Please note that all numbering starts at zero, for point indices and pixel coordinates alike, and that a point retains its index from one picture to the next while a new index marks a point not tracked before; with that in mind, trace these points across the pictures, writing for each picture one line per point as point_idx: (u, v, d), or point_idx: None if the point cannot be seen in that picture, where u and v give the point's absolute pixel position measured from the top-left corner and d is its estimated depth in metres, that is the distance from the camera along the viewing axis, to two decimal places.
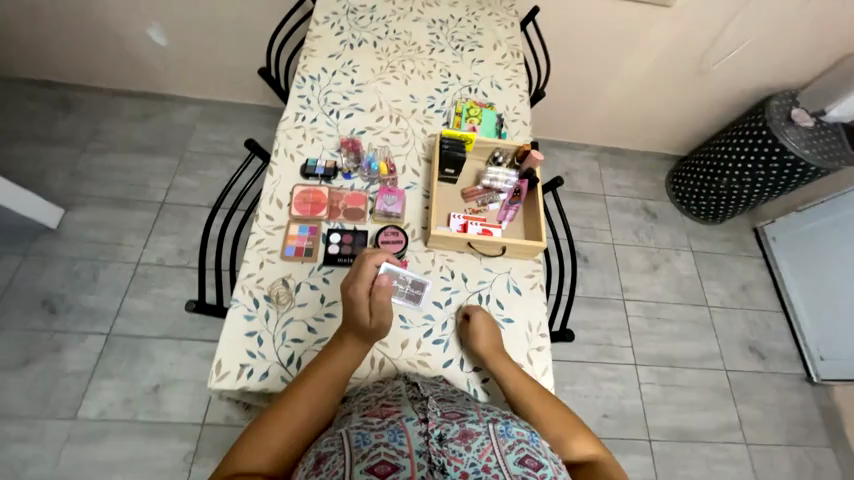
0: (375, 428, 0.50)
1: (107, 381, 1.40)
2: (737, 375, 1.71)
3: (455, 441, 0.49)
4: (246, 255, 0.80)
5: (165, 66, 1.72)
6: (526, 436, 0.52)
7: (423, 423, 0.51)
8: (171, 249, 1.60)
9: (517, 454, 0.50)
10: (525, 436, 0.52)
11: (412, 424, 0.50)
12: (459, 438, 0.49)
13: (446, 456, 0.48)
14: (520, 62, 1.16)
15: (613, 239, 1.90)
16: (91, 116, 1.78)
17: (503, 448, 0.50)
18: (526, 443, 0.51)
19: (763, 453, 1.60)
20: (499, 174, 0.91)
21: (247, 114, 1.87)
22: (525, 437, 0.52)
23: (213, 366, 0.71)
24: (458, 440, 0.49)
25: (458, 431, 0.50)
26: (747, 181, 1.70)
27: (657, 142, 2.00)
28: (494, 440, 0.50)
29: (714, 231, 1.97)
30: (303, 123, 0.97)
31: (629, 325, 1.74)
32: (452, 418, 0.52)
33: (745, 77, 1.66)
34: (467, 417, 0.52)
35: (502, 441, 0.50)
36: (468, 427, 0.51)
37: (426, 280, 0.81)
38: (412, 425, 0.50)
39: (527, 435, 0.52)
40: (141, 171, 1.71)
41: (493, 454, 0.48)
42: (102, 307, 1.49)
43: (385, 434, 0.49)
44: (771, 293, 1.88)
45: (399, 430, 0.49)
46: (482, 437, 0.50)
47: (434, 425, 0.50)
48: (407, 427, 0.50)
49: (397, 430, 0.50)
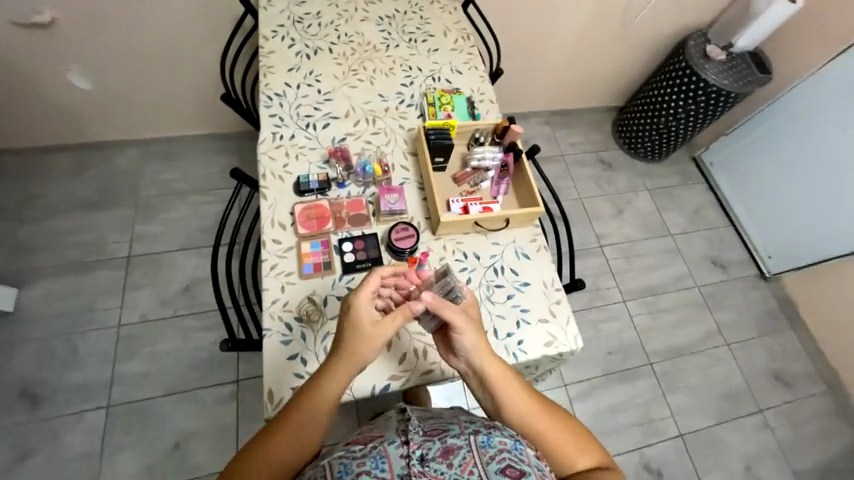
0: (358, 457, 0.53)
1: (120, 453, 1.32)
2: (707, 288, 1.93)
3: (437, 460, 0.53)
4: (265, 283, 0.81)
5: (95, 111, 1.58)
6: (508, 445, 0.56)
7: (405, 445, 0.55)
8: (152, 301, 1.51)
9: (498, 464, 0.53)
10: (507, 445, 0.56)
11: (395, 447, 0.54)
12: (440, 457, 0.54)
13: (429, 476, 0.52)
14: (472, 45, 1.21)
15: (579, 193, 2.04)
16: (20, 181, 1.61)
17: (484, 459, 0.54)
18: (508, 452, 0.55)
19: (742, 348, 1.83)
20: (485, 153, 0.96)
21: (197, 146, 1.77)
22: (507, 447, 0.55)
23: (265, 397, 0.72)
24: (440, 458, 0.53)
25: (440, 448, 0.54)
26: (682, 117, 1.88)
27: (598, 96, 2.15)
28: (475, 452, 0.54)
29: (662, 167, 2.17)
30: (282, 141, 0.96)
31: (611, 268, 1.90)
32: (433, 436, 0.56)
33: (662, 24, 1.84)
34: (449, 433, 0.57)
35: (483, 452, 0.54)
36: (449, 443, 0.55)
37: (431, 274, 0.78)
38: (394, 449, 0.54)
39: (509, 443, 0.56)
40: (96, 229, 1.59)
41: (474, 467, 0.53)
42: (92, 379, 1.39)
43: (367, 461, 0.52)
44: (719, 211, 2.12)
45: (381, 456, 0.53)
46: (464, 450, 0.54)
47: (415, 446, 0.55)
48: (389, 451, 0.54)
49: (380, 456, 0.53)
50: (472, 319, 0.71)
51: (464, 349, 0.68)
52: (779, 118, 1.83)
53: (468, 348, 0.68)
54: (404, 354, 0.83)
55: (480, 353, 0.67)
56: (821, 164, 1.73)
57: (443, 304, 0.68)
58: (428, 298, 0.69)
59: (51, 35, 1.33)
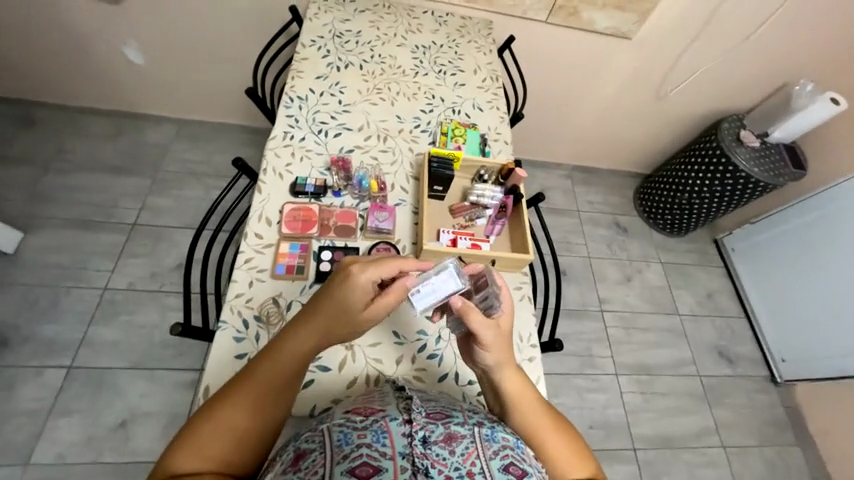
0: (358, 428, 0.48)
1: (66, 418, 1.28)
2: (709, 380, 1.80)
3: (439, 444, 0.47)
4: (235, 275, 0.79)
5: (140, 85, 1.68)
6: (511, 442, 0.50)
7: (407, 423, 0.49)
8: (142, 272, 1.52)
9: (501, 460, 0.47)
10: (510, 442, 0.50)
11: (397, 424, 0.48)
12: (444, 442, 0.47)
13: (430, 460, 0.45)
14: (499, 86, 1.23)
15: (589, 252, 1.98)
16: (57, 135, 1.70)
17: (487, 453, 0.48)
18: (512, 449, 0.49)
19: (739, 455, 1.67)
20: (486, 190, 0.95)
21: (225, 133, 1.85)
22: (510, 444, 0.50)
23: (200, 392, 0.68)
24: (443, 443, 0.47)
25: (443, 433, 0.48)
26: (706, 196, 1.83)
27: (623, 160, 2.14)
28: (479, 445, 0.48)
29: (679, 243, 2.10)
30: (291, 141, 0.98)
31: (608, 336, 1.80)
32: (437, 419, 0.50)
33: (696, 103, 1.84)
34: (452, 419, 0.51)
35: (486, 446, 0.48)
36: (453, 429, 0.49)
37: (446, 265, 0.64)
38: (396, 426, 0.48)
39: (512, 441, 0.51)
40: (111, 192, 1.64)
41: (477, 459, 0.47)
42: (63, 337, 1.38)
43: (368, 433, 0.47)
44: (734, 300, 2.02)
45: (382, 431, 0.47)
46: (467, 440, 0.48)
47: (418, 427, 0.48)
48: (391, 427, 0.48)
49: (381, 431, 0.47)
50: (502, 332, 0.62)
51: (485, 359, 0.61)
52: (801, 220, 1.77)
53: (489, 361, 0.61)
54: (354, 378, 0.74)
55: (501, 368, 0.61)
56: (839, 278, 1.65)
57: (470, 314, 0.60)
58: (458, 303, 0.61)
59: (118, 10, 1.44)
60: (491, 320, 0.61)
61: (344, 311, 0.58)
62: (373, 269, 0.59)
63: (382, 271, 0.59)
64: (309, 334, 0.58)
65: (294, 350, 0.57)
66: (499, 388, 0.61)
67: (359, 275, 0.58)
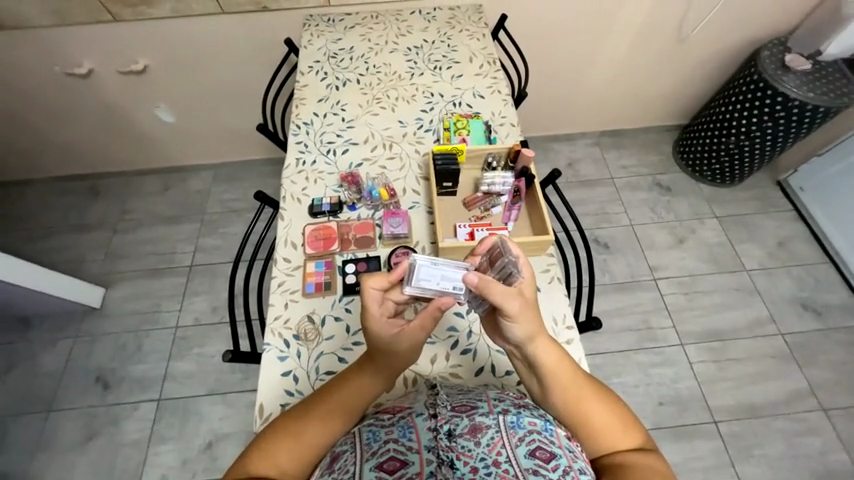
0: (386, 425, 0.51)
1: (163, 444, 1.44)
2: (795, 337, 1.61)
3: (464, 437, 0.48)
4: (271, 299, 0.85)
5: (176, 140, 1.86)
6: (538, 427, 0.51)
7: (433, 418, 0.50)
8: (204, 307, 1.68)
9: (527, 446, 0.48)
10: (537, 426, 0.51)
11: (422, 419, 0.50)
12: (469, 434, 0.48)
13: (455, 452, 0.46)
14: (498, 69, 1.20)
15: (630, 220, 1.86)
16: (118, 198, 1.93)
17: (513, 440, 0.48)
18: (539, 433, 0.50)
19: (845, 417, 1.47)
20: (496, 177, 0.92)
21: (255, 169, 1.98)
22: (537, 428, 0.51)
23: (256, 410, 0.74)
24: (468, 435, 0.48)
25: (468, 425, 0.49)
26: (757, 136, 1.64)
27: (654, 115, 1.98)
28: (504, 433, 0.49)
29: (734, 192, 1.91)
30: (304, 166, 1.03)
31: (666, 304, 1.68)
32: (462, 411, 0.51)
33: (729, 35, 1.65)
34: (477, 410, 0.51)
35: (511, 433, 0.49)
36: (478, 420, 0.49)
37: (413, 261, 0.62)
38: (421, 420, 0.50)
39: (540, 425, 0.51)
40: (168, 240, 1.83)
41: (503, 448, 0.47)
42: (150, 374, 1.56)
43: (395, 429, 0.49)
44: (812, 244, 1.78)
45: (408, 426, 0.49)
46: (492, 430, 0.49)
47: (443, 420, 0.49)
48: (417, 422, 0.49)
49: (407, 426, 0.49)
50: (528, 303, 0.59)
51: (512, 330, 0.60)
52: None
53: (519, 335, 0.59)
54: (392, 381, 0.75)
55: (533, 341, 0.59)
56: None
57: (490, 288, 0.58)
58: (474, 279, 0.58)
59: (145, 78, 1.60)
60: (513, 289, 0.59)
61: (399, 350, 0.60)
62: (369, 304, 0.60)
63: (372, 305, 0.60)
64: (375, 372, 0.61)
65: (357, 379, 0.61)
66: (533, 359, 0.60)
67: (370, 313, 0.60)
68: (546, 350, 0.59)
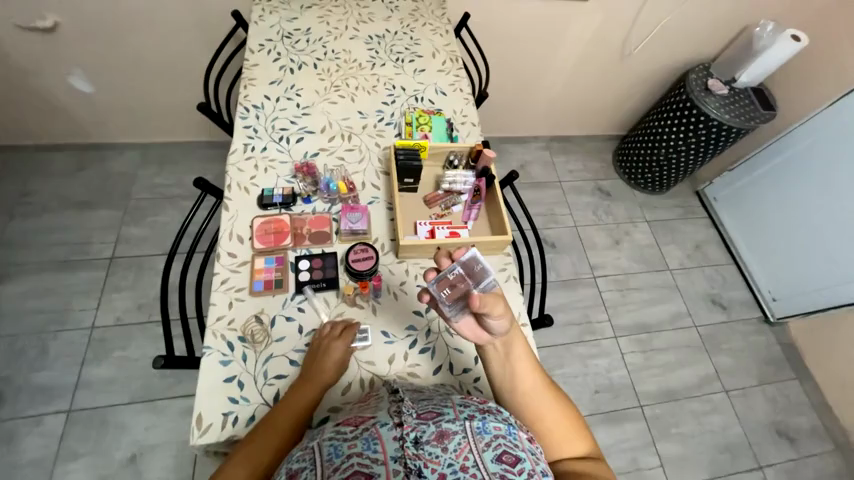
0: (348, 438, 0.47)
1: (73, 462, 1.26)
2: (706, 329, 1.83)
3: (431, 443, 0.47)
4: (212, 298, 0.77)
5: (96, 114, 1.62)
6: (503, 430, 0.50)
7: (398, 427, 0.48)
8: (128, 305, 1.49)
9: (494, 451, 0.48)
10: (502, 430, 0.50)
11: (387, 429, 0.48)
12: (435, 440, 0.47)
13: (422, 460, 0.46)
14: (460, 67, 1.20)
15: (575, 221, 1.99)
16: (16, 178, 1.63)
17: (480, 445, 0.48)
18: (503, 438, 0.50)
19: (741, 396, 1.72)
20: (457, 176, 0.93)
21: (192, 152, 1.79)
22: (503, 432, 0.50)
23: (193, 421, 0.67)
24: (434, 442, 0.47)
25: (434, 432, 0.48)
26: (683, 150, 1.83)
27: (598, 124, 2.13)
28: (471, 438, 0.48)
29: (662, 199, 2.11)
30: (253, 152, 0.95)
31: (603, 300, 1.82)
32: (428, 419, 0.50)
33: (662, 57, 1.82)
34: (443, 416, 0.50)
35: (479, 439, 0.48)
36: (444, 427, 0.49)
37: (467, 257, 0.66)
38: (386, 431, 0.48)
39: (505, 428, 0.51)
40: (83, 228, 1.59)
41: (470, 453, 0.47)
42: (57, 381, 1.35)
43: (358, 443, 0.47)
44: (721, 247, 2.04)
45: (373, 438, 0.47)
46: (459, 436, 0.48)
47: (409, 428, 0.48)
48: (382, 433, 0.47)
49: (371, 438, 0.47)
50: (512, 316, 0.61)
51: (499, 332, 0.60)
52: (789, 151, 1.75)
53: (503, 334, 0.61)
54: (349, 384, 0.73)
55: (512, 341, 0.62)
56: (834, 193, 1.62)
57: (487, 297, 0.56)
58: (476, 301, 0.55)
59: (54, 38, 1.37)
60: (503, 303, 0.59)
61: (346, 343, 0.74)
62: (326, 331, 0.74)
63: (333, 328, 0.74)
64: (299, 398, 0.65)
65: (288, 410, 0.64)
66: (507, 355, 0.62)
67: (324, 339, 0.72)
68: (523, 351, 0.63)
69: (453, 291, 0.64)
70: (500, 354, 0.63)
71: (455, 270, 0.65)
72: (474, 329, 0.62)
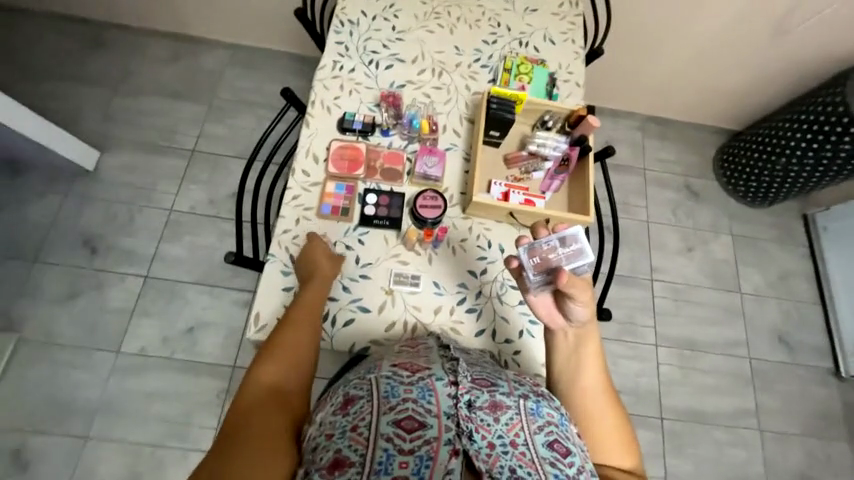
0: (405, 382, 0.51)
1: (145, 319, 1.47)
2: (761, 364, 1.68)
3: (484, 411, 0.49)
4: (282, 211, 0.80)
5: (197, 5, 1.65)
6: (556, 419, 0.52)
7: (453, 385, 0.51)
8: (201, 198, 1.61)
9: (546, 436, 0.49)
10: (554, 418, 0.52)
11: (442, 385, 0.51)
12: (488, 409, 0.50)
13: (474, 424, 0.48)
14: (578, 14, 1.04)
15: (649, 216, 1.81)
16: (122, 55, 1.74)
17: (532, 427, 0.50)
18: (555, 426, 0.51)
19: (776, 440, 1.60)
20: (548, 139, 0.85)
21: (275, 61, 1.79)
22: (554, 420, 0.52)
23: (251, 318, 0.73)
24: (487, 410, 0.49)
25: (488, 401, 0.50)
26: (809, 163, 1.54)
27: (712, 112, 1.83)
28: (523, 417, 0.50)
29: (759, 214, 1.85)
30: (340, 72, 0.92)
31: (654, 305, 1.71)
32: (482, 386, 0.52)
33: (828, 43, 1.47)
34: (498, 388, 0.52)
35: (531, 420, 0.50)
36: (498, 398, 0.51)
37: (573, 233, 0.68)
38: (441, 386, 0.51)
39: (557, 418, 0.52)
40: (172, 117, 1.70)
41: (521, 431, 0.49)
42: (139, 249, 1.54)
43: (414, 390, 0.50)
44: (812, 284, 1.79)
45: (428, 389, 0.50)
46: (512, 411, 0.50)
47: (464, 390, 0.51)
48: (437, 387, 0.51)
49: (426, 388, 0.50)
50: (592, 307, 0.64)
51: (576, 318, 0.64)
52: None
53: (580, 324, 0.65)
54: (394, 322, 0.75)
55: (586, 334, 0.66)
56: None
57: (577, 280, 0.61)
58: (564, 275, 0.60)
59: None
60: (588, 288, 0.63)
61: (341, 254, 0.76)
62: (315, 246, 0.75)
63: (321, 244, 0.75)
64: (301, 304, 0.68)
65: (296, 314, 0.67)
66: (576, 346, 0.66)
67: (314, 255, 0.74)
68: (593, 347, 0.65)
69: (542, 261, 0.67)
70: (569, 342, 0.66)
71: (550, 242, 0.68)
72: (550, 310, 0.67)
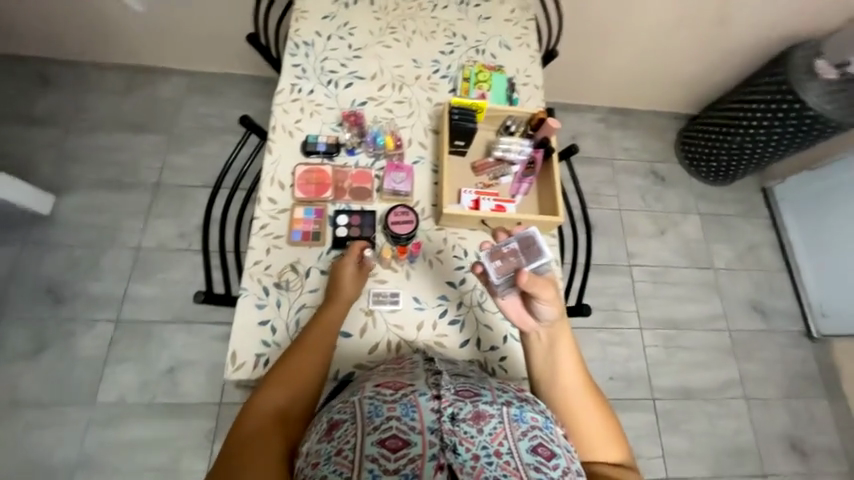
0: (388, 401, 0.49)
1: (121, 365, 1.40)
2: (740, 335, 1.74)
3: (467, 422, 0.48)
4: (251, 242, 0.78)
5: (147, 34, 1.60)
6: (540, 422, 0.51)
7: (436, 399, 0.50)
8: (170, 231, 1.56)
9: (530, 441, 0.48)
10: (539, 422, 0.51)
11: (425, 400, 0.49)
12: (472, 420, 0.48)
13: (458, 437, 0.47)
14: (530, 18, 1.06)
15: (620, 204, 1.86)
16: (71, 92, 1.67)
17: (515, 433, 0.49)
18: (539, 430, 0.50)
19: (762, 407, 1.66)
20: (513, 144, 0.87)
21: (235, 84, 1.75)
22: (539, 424, 0.51)
23: (228, 357, 0.70)
24: (470, 421, 0.48)
25: (471, 411, 0.49)
26: (763, 140, 1.62)
27: (668, 98, 1.91)
28: (507, 425, 0.49)
29: (723, 192, 1.93)
30: (299, 94, 0.90)
31: (635, 290, 1.75)
32: (466, 397, 0.51)
33: (767, 26, 1.55)
34: (481, 397, 0.51)
35: (515, 427, 0.49)
36: (482, 408, 0.49)
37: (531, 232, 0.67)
38: (424, 401, 0.50)
39: (541, 421, 0.51)
40: (131, 150, 1.63)
41: (505, 439, 0.48)
42: (108, 292, 1.47)
43: (397, 407, 0.49)
44: (778, 253, 1.87)
45: (411, 405, 0.49)
46: (496, 420, 0.49)
47: (447, 403, 0.49)
48: (420, 403, 0.49)
49: (410, 405, 0.49)
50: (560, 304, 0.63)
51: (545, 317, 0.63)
52: None
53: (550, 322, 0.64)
54: (377, 344, 0.73)
55: (558, 332, 0.65)
56: None
57: (537, 280, 0.60)
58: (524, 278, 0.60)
59: None
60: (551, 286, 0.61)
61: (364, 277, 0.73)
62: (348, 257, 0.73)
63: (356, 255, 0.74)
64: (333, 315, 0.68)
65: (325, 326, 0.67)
66: (550, 345, 0.65)
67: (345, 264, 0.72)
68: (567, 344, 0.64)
69: (505, 263, 0.66)
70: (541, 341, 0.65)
71: (509, 245, 0.67)
72: (519, 311, 0.66)
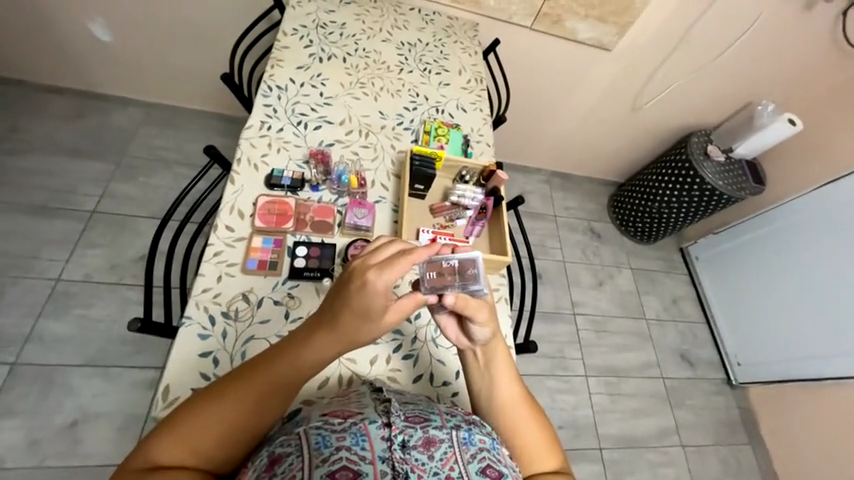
0: (337, 430, 0.47)
1: (7, 419, 1.17)
2: (672, 382, 1.88)
3: (418, 449, 0.48)
4: (202, 269, 0.75)
5: (109, 65, 1.59)
6: (488, 444, 0.51)
7: (386, 427, 0.49)
8: (101, 263, 1.42)
9: (479, 463, 0.48)
10: (486, 443, 0.51)
11: (375, 428, 0.48)
12: (422, 446, 0.48)
13: (409, 465, 0.46)
14: (483, 88, 1.24)
15: (564, 257, 2.03)
16: (9, 112, 1.56)
17: (465, 456, 0.48)
18: (488, 451, 0.50)
19: (696, 453, 1.75)
20: (467, 191, 0.95)
21: (198, 120, 1.76)
22: (486, 445, 0.51)
23: (159, 392, 0.63)
24: (421, 448, 0.48)
25: (422, 438, 0.49)
26: (676, 206, 1.90)
27: (599, 168, 2.21)
28: (457, 449, 0.49)
29: (648, 249, 2.19)
30: (268, 131, 0.95)
31: (579, 338, 1.85)
32: (415, 423, 0.51)
33: (670, 118, 1.91)
34: (430, 422, 0.51)
35: (464, 450, 0.49)
36: (432, 434, 0.49)
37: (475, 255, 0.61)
38: (375, 429, 0.48)
39: (488, 442, 0.51)
40: (69, 176, 1.53)
41: (456, 463, 0.47)
42: (8, 331, 1.27)
43: (347, 436, 0.47)
44: (697, 306, 2.11)
45: (362, 434, 0.47)
46: (446, 445, 0.49)
47: (397, 430, 0.49)
48: (370, 431, 0.48)
49: (360, 434, 0.47)
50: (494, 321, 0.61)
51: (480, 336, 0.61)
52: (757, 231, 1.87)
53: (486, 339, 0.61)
54: (327, 379, 0.71)
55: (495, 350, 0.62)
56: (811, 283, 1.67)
57: (471, 302, 0.58)
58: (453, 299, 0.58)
59: None
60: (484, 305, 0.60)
61: (369, 323, 0.52)
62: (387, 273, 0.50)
63: (401, 271, 0.50)
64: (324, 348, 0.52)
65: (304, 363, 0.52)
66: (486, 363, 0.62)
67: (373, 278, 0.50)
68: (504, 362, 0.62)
69: (440, 277, 0.60)
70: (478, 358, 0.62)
71: (450, 260, 0.61)
72: (456, 331, 0.63)
